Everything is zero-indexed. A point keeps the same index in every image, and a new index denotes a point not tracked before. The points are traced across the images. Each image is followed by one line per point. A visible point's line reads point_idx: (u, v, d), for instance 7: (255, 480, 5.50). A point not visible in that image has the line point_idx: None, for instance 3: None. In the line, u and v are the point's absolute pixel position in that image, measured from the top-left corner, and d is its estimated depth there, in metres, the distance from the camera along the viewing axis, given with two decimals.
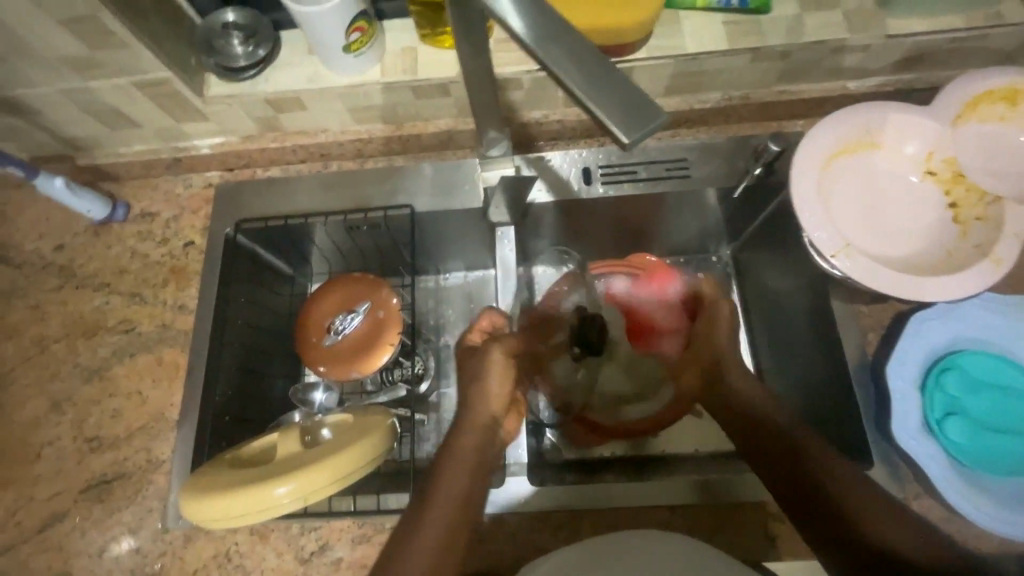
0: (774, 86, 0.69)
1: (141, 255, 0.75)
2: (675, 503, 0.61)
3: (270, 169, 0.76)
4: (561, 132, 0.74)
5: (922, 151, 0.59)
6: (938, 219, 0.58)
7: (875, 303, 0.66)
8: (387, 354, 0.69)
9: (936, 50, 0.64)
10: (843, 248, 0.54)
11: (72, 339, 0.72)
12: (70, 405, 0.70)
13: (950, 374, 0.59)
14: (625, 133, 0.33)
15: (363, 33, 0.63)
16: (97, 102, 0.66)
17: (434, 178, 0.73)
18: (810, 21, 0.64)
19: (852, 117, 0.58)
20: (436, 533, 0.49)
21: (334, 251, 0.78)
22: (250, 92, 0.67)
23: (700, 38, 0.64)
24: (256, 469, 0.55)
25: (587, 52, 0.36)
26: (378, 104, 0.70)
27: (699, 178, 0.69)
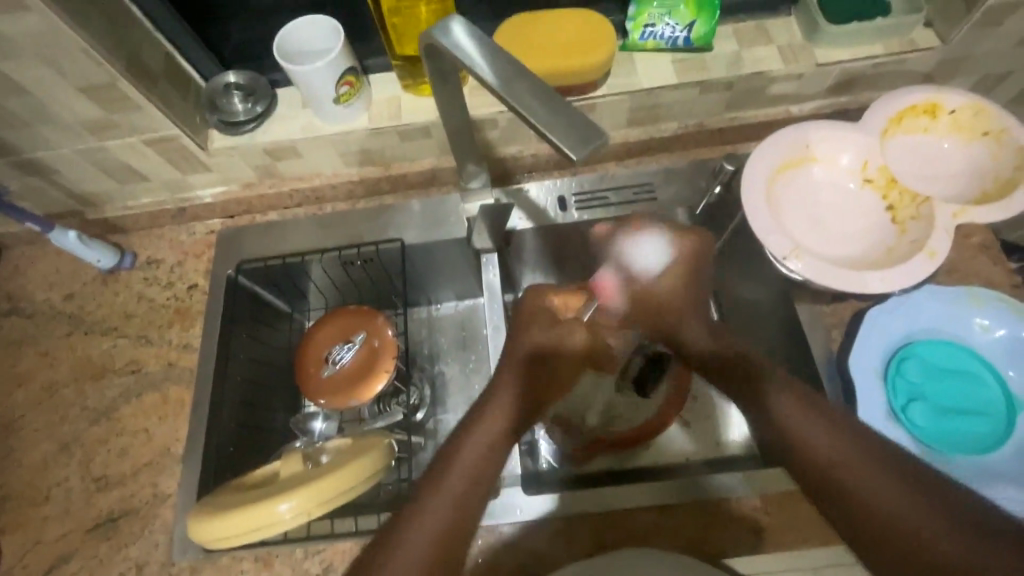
0: (724, 114, 0.77)
1: (148, 299, 0.79)
2: (663, 504, 0.64)
3: (268, 214, 0.82)
4: (536, 164, 0.80)
5: (859, 161, 0.65)
6: (879, 221, 0.64)
7: (836, 303, 0.71)
8: (382, 381, 0.72)
9: (861, 75, 0.72)
10: (793, 250, 0.60)
11: (80, 383, 0.75)
12: (79, 446, 0.72)
13: (908, 362, 0.63)
14: (574, 151, 0.39)
15: (352, 86, 0.70)
16: (109, 159, 0.73)
17: (422, 212, 0.79)
18: (748, 55, 0.72)
19: (789, 138, 0.65)
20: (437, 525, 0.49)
21: (331, 287, 0.83)
22: (250, 144, 0.74)
23: (654, 75, 0.72)
24: (260, 491, 0.58)
25: (539, 88, 0.42)
26: (367, 148, 0.76)
27: (665, 200, 0.76)
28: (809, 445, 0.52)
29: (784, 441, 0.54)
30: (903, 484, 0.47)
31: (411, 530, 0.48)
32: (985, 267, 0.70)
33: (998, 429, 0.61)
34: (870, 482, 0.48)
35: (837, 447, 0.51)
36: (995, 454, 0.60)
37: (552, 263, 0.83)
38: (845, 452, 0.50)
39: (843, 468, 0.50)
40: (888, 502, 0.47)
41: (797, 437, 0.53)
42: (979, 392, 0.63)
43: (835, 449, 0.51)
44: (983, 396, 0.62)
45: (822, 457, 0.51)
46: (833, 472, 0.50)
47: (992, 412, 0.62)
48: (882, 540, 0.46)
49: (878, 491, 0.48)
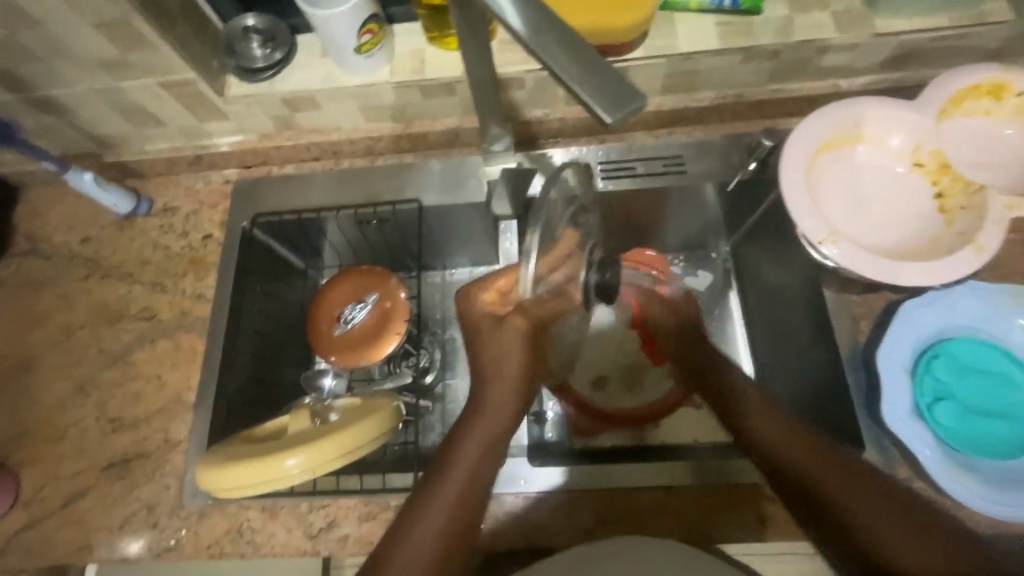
0: (767, 85, 0.72)
1: (163, 247, 0.79)
2: (670, 485, 0.63)
3: (285, 167, 0.80)
4: (562, 129, 0.77)
5: (909, 144, 0.60)
6: (926, 208, 0.60)
7: (868, 293, 0.68)
8: (394, 343, 0.73)
9: (922, 49, 0.66)
10: (830, 235, 0.57)
11: (97, 326, 0.76)
12: (95, 388, 0.73)
13: (939, 359, 0.60)
14: (608, 113, 0.36)
15: (374, 35, 0.67)
16: (125, 101, 0.71)
17: (440, 173, 0.76)
18: (799, 21, 0.67)
19: (839, 112, 0.60)
20: (444, 510, 0.49)
21: (345, 245, 0.82)
22: (268, 92, 0.71)
23: (695, 39, 0.67)
24: (269, 445, 0.58)
25: (573, 40, 0.39)
26: (388, 103, 0.73)
27: (695, 174, 0.72)
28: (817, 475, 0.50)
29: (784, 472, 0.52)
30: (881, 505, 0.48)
31: (418, 522, 0.49)
32: None
33: None
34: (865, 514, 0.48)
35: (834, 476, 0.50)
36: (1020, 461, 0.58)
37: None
38: (837, 483, 0.49)
39: (830, 482, 0.50)
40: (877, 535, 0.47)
41: (797, 465, 0.51)
42: (1010, 394, 0.60)
43: (813, 465, 0.51)
44: (1013, 400, 0.60)
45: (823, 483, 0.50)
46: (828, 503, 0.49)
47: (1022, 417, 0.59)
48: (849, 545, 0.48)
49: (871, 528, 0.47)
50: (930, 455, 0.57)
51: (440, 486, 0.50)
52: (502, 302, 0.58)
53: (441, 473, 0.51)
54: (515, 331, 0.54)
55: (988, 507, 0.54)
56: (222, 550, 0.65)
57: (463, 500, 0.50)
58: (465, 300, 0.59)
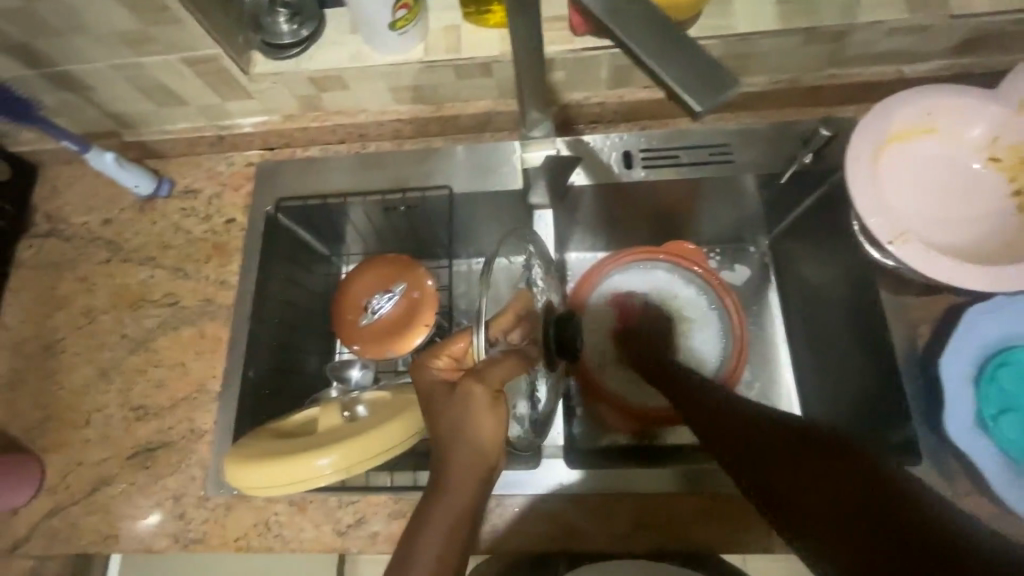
0: (824, 70, 0.67)
1: (185, 231, 0.77)
2: (713, 492, 0.61)
3: (310, 149, 0.77)
4: (601, 115, 0.73)
5: (987, 136, 0.56)
6: (1001, 207, 0.56)
7: (927, 295, 0.64)
8: (422, 335, 0.71)
9: (999, 33, 0.61)
10: (902, 234, 0.53)
11: (118, 311, 0.74)
12: (117, 374, 0.72)
13: (1006, 369, 0.56)
14: (698, 102, 0.33)
15: (409, 10, 0.63)
16: (147, 78, 0.67)
17: (472, 159, 0.72)
18: (866, 1, 0.62)
19: (913, 101, 0.56)
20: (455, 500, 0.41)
21: (370, 232, 0.79)
22: (295, 71, 0.68)
23: (751, 19, 0.63)
24: (298, 442, 0.57)
25: (655, 17, 0.35)
26: (419, 84, 0.69)
27: (742, 164, 0.68)
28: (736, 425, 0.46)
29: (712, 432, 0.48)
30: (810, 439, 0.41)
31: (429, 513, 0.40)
32: None
33: None
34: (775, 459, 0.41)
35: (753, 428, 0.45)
36: None
37: (606, 223, 0.77)
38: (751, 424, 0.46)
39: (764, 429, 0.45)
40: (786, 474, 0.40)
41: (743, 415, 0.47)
42: None
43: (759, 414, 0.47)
44: None
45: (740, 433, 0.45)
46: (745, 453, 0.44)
47: None
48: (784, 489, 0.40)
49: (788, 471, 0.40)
50: (993, 471, 0.54)
51: (411, 555, 0.39)
52: (457, 368, 0.48)
53: (415, 536, 0.40)
54: (468, 398, 0.43)
55: None
56: (249, 543, 0.64)
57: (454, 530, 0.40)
58: (413, 370, 0.48)
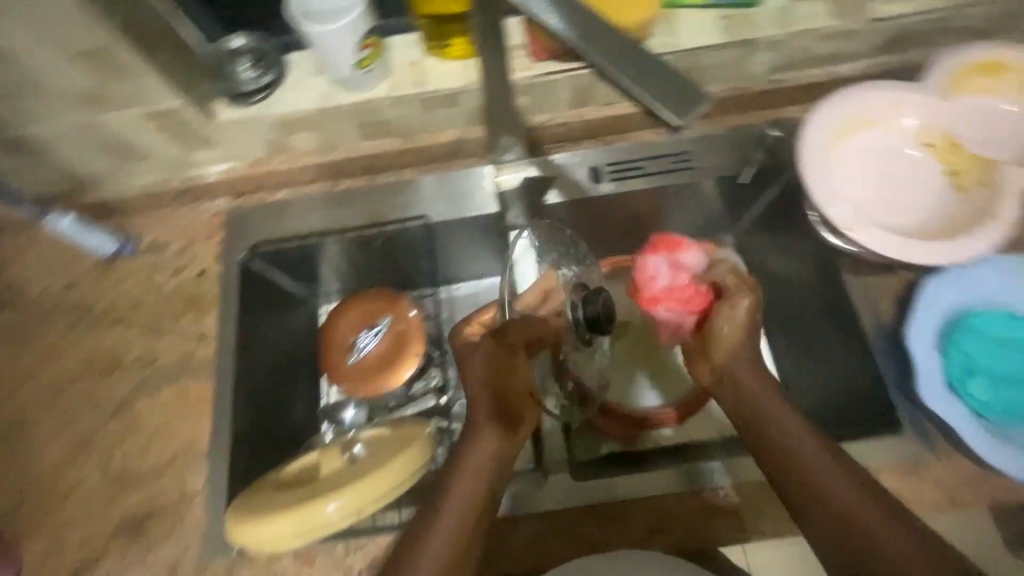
0: (768, 76, 0.73)
1: (156, 287, 0.74)
2: (719, 485, 0.63)
3: (280, 192, 0.77)
4: (566, 134, 0.76)
5: (920, 125, 0.61)
6: (940, 187, 0.61)
7: (886, 273, 0.69)
8: (411, 367, 0.71)
9: (916, 32, 0.68)
10: (858, 221, 0.57)
11: (90, 378, 0.71)
12: (95, 444, 0.68)
13: (967, 335, 0.61)
14: (675, 115, 0.36)
15: (372, 50, 0.64)
16: (106, 135, 0.66)
17: (445, 187, 0.74)
18: (798, 10, 0.67)
19: (850, 98, 0.61)
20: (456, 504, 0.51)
21: (349, 269, 0.79)
22: (260, 116, 0.67)
23: (698, 34, 0.67)
24: (303, 489, 0.55)
25: (619, 38, 0.37)
26: (388, 119, 0.71)
27: (703, 169, 0.72)
28: (813, 472, 0.50)
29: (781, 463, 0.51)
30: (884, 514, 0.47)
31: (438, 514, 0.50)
32: None
33: None
34: (842, 495, 0.49)
35: (835, 478, 0.49)
36: None
37: (584, 232, 0.77)
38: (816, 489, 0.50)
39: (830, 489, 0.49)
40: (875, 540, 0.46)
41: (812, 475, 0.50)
42: None
43: (827, 474, 0.50)
44: None
45: (817, 480, 0.50)
46: (828, 508, 0.48)
47: None
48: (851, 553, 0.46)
49: (875, 533, 0.46)
50: (973, 430, 0.57)
51: (430, 533, 0.49)
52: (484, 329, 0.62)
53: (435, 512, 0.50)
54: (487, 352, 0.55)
55: None
56: None
57: (461, 528, 0.49)
58: (451, 335, 0.62)
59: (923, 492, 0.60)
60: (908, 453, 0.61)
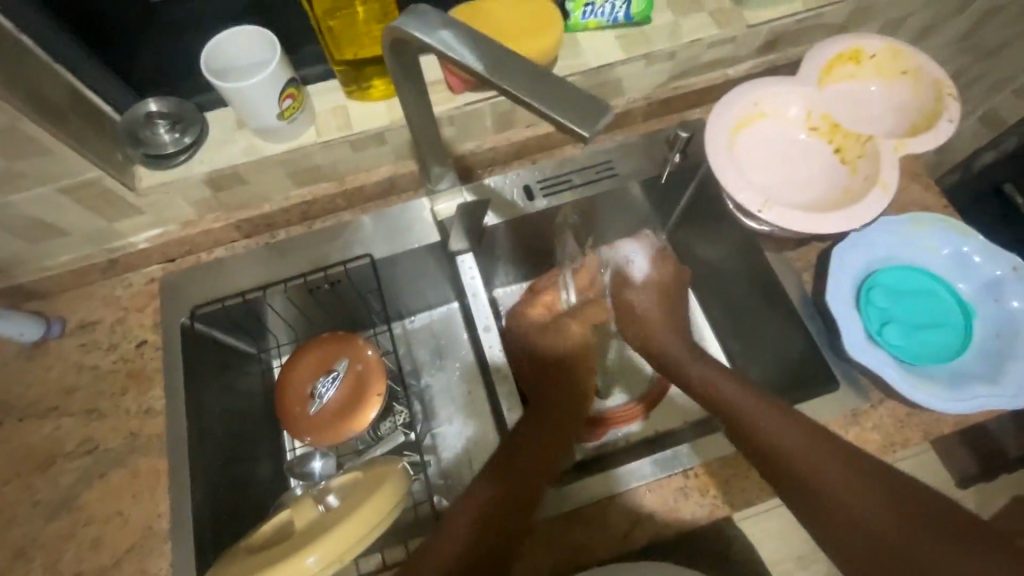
0: (669, 84, 0.79)
1: (90, 368, 0.70)
2: (689, 468, 0.65)
3: (215, 251, 0.75)
4: (495, 158, 0.79)
5: (803, 112, 0.69)
6: (831, 164, 0.69)
7: (801, 247, 0.76)
8: (376, 406, 0.70)
9: (788, 32, 0.76)
10: (767, 202, 0.63)
11: (25, 477, 0.65)
12: (39, 548, 0.62)
13: (876, 290, 0.68)
14: (583, 128, 0.37)
15: (295, 99, 0.64)
16: (19, 217, 0.62)
17: (386, 223, 0.75)
18: (685, 23, 0.74)
19: (741, 97, 0.68)
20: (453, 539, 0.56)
21: (298, 318, 0.78)
22: (184, 177, 0.66)
23: (600, 53, 0.73)
24: (279, 547, 0.53)
25: (534, 67, 0.40)
26: (318, 164, 0.71)
27: (626, 174, 0.77)
28: (805, 462, 0.55)
29: (763, 455, 0.57)
30: (868, 485, 0.52)
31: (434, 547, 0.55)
32: (918, 193, 0.77)
33: (958, 337, 0.67)
34: (831, 477, 0.54)
35: (818, 456, 0.55)
36: (964, 359, 0.66)
37: (527, 243, 0.81)
38: (805, 476, 0.54)
39: (822, 474, 0.54)
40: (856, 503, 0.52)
41: (799, 463, 0.55)
42: (938, 306, 0.69)
43: (814, 459, 0.55)
44: (941, 309, 0.69)
45: (803, 462, 0.55)
46: (823, 493, 0.53)
47: (952, 322, 0.68)
48: (856, 531, 0.51)
49: (856, 499, 0.52)
50: (894, 373, 0.63)
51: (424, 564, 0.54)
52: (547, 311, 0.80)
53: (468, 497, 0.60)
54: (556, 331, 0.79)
55: (955, 406, 0.61)
56: None
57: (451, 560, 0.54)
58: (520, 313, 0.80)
59: (866, 438, 0.65)
60: (848, 406, 0.67)
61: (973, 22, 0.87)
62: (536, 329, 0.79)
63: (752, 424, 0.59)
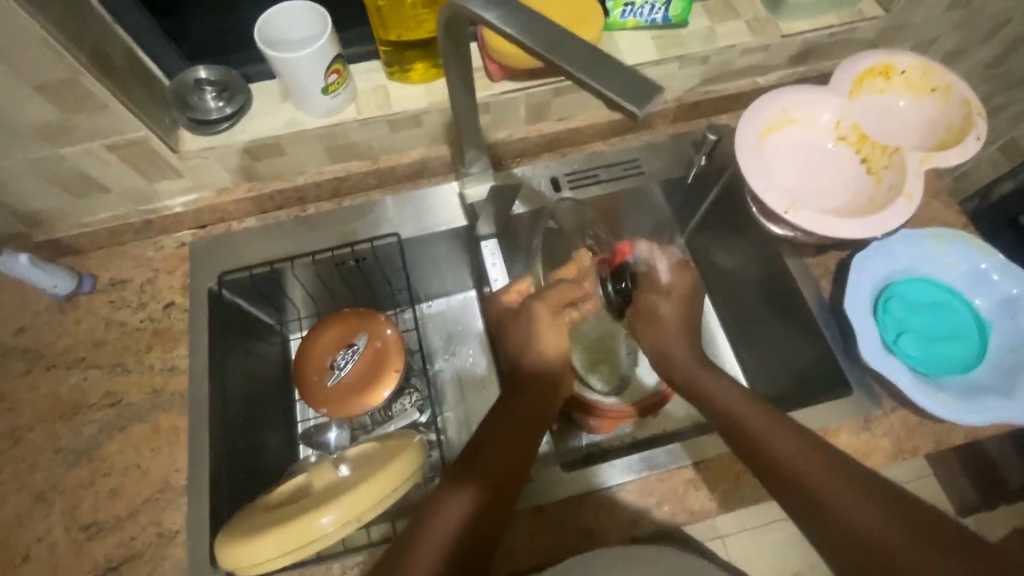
0: (700, 88, 0.81)
1: (118, 324, 0.72)
2: (700, 460, 0.66)
3: (247, 220, 0.77)
4: (525, 149, 0.81)
5: (832, 121, 0.70)
6: (856, 173, 0.70)
7: (821, 255, 0.77)
8: (392, 381, 0.72)
9: (820, 44, 0.78)
10: (792, 205, 0.64)
11: (49, 424, 0.67)
12: (58, 494, 0.63)
13: (893, 300, 0.69)
14: (637, 107, 0.39)
15: (340, 75, 0.66)
16: (65, 170, 0.64)
17: (414, 205, 0.77)
18: (721, 29, 0.76)
19: (772, 101, 0.69)
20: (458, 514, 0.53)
21: (320, 293, 0.79)
22: (226, 144, 0.68)
23: (637, 52, 0.74)
24: (296, 505, 0.54)
25: (587, 48, 0.42)
26: (355, 142, 0.73)
27: (652, 173, 0.79)
28: (794, 466, 0.54)
29: (773, 471, 0.55)
30: (858, 491, 0.51)
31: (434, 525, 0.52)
32: (939, 210, 0.78)
33: (974, 352, 0.68)
34: (821, 482, 0.52)
35: (808, 461, 0.54)
36: (976, 373, 0.67)
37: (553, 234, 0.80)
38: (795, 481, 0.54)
39: (809, 477, 0.53)
40: (871, 523, 0.49)
41: (790, 466, 0.54)
42: (954, 320, 0.70)
43: (806, 462, 0.54)
44: (957, 323, 0.70)
45: (792, 467, 0.55)
46: (811, 496, 0.52)
47: (967, 337, 0.69)
48: (841, 535, 0.49)
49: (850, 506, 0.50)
50: (908, 382, 0.64)
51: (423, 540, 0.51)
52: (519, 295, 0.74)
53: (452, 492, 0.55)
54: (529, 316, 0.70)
55: (966, 418, 0.61)
56: None
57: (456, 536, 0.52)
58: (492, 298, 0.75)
59: (876, 444, 0.66)
60: (860, 411, 0.67)
61: (1001, 50, 0.89)
62: (535, 324, 0.69)
63: (744, 431, 0.59)
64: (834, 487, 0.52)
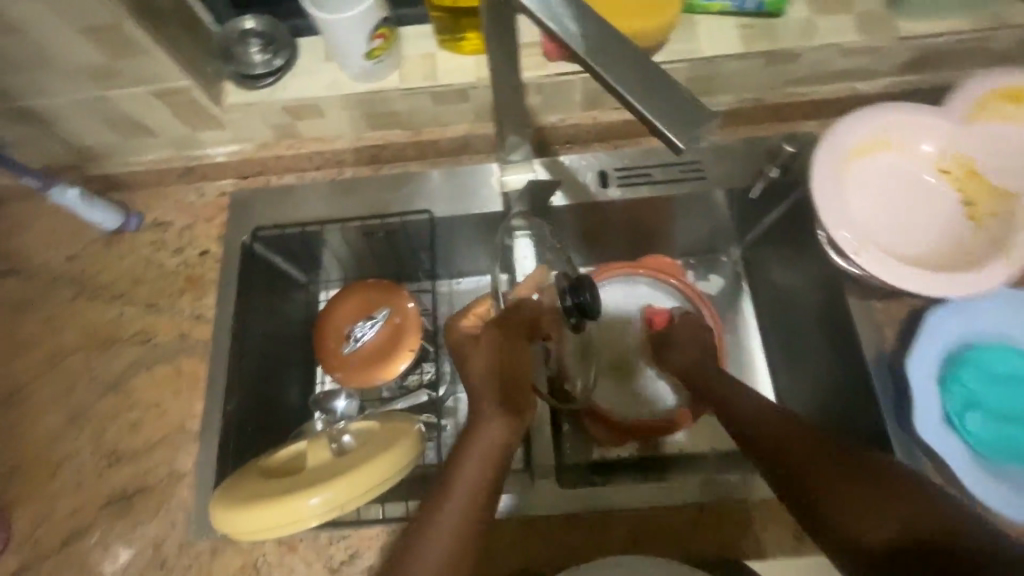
0: (784, 89, 0.70)
1: (157, 265, 0.74)
2: (703, 502, 0.62)
3: (285, 176, 0.76)
4: (576, 135, 0.74)
5: (937, 150, 0.60)
6: (952, 215, 0.60)
7: (890, 300, 0.68)
8: (406, 360, 0.71)
9: (941, 53, 0.66)
10: (864, 245, 0.56)
11: (87, 352, 0.71)
12: (89, 418, 0.68)
13: (967, 368, 0.61)
14: (678, 137, 0.34)
15: (385, 40, 0.63)
16: (114, 111, 0.65)
17: (451, 183, 0.73)
18: (821, 24, 0.66)
19: (867, 118, 0.59)
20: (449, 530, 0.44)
21: (350, 258, 0.78)
22: (268, 100, 0.67)
23: (716, 42, 0.66)
24: (289, 479, 0.55)
25: (636, 58, 0.36)
26: (397, 111, 0.70)
27: (713, 179, 0.71)
28: (783, 449, 0.51)
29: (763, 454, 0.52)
30: (858, 481, 0.46)
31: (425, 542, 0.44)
32: None
33: None
34: (810, 467, 0.48)
35: (797, 444, 0.50)
36: None
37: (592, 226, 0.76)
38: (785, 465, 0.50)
39: (800, 462, 0.49)
40: (867, 523, 0.44)
41: (777, 449, 0.51)
42: None
43: (796, 444, 0.50)
44: None
45: (780, 449, 0.51)
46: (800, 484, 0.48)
47: None
48: (838, 527, 0.46)
49: (839, 498, 0.46)
50: (962, 467, 0.58)
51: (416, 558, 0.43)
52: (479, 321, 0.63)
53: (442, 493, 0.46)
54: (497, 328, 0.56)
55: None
56: None
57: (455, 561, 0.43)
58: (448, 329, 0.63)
59: None
60: None
61: None
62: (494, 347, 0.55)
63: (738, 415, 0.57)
64: (824, 472, 0.48)
